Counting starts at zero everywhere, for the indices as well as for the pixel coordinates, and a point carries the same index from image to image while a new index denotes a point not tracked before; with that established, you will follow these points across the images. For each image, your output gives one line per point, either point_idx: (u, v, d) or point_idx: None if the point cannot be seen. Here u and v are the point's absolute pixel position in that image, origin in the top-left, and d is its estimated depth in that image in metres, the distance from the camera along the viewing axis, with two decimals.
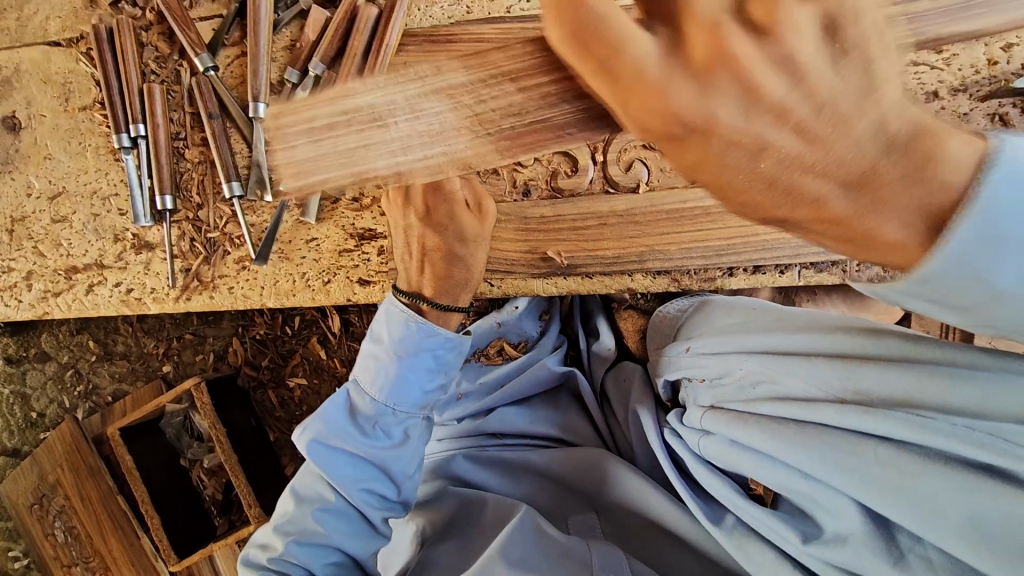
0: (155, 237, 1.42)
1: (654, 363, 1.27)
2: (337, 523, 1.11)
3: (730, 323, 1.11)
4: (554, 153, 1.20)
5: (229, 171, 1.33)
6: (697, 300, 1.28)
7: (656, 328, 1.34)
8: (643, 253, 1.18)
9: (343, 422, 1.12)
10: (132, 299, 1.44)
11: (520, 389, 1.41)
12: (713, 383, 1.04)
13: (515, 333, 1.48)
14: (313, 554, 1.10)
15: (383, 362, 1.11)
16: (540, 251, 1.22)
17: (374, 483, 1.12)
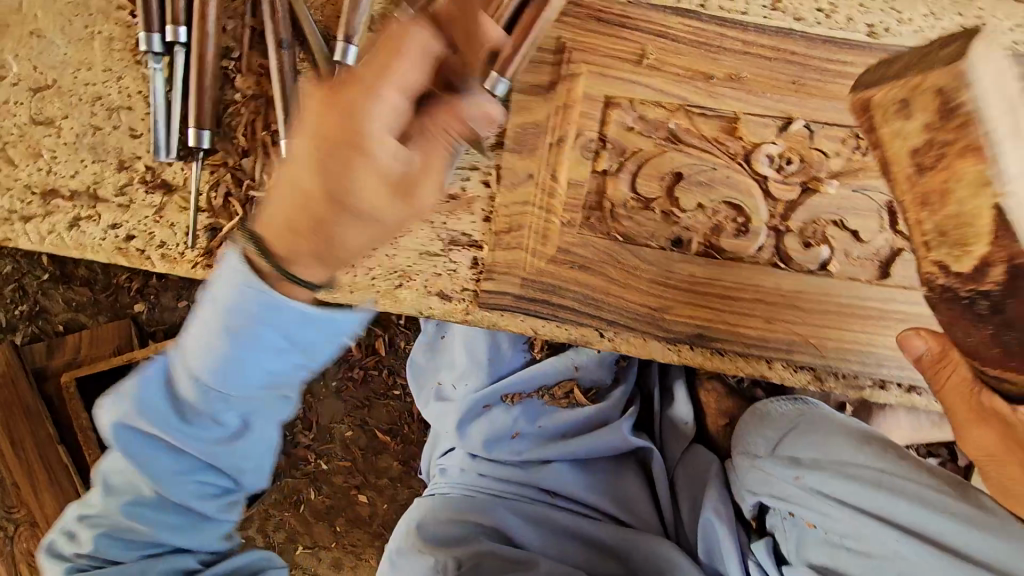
0: (177, 178, 1.10)
1: (742, 469, 1.13)
2: (160, 518, 0.90)
3: (864, 472, 1.02)
4: (723, 203, 0.96)
5: (289, 123, 1.02)
6: (803, 408, 1.14)
7: (747, 417, 1.18)
8: (793, 343, 0.98)
9: (161, 398, 0.82)
10: (131, 248, 1.11)
11: (584, 448, 1.26)
12: (834, 543, 1.00)
13: (590, 379, 1.31)
14: (137, 544, 0.93)
15: (212, 336, 0.75)
16: (674, 312, 1.00)
17: (201, 474, 0.89)
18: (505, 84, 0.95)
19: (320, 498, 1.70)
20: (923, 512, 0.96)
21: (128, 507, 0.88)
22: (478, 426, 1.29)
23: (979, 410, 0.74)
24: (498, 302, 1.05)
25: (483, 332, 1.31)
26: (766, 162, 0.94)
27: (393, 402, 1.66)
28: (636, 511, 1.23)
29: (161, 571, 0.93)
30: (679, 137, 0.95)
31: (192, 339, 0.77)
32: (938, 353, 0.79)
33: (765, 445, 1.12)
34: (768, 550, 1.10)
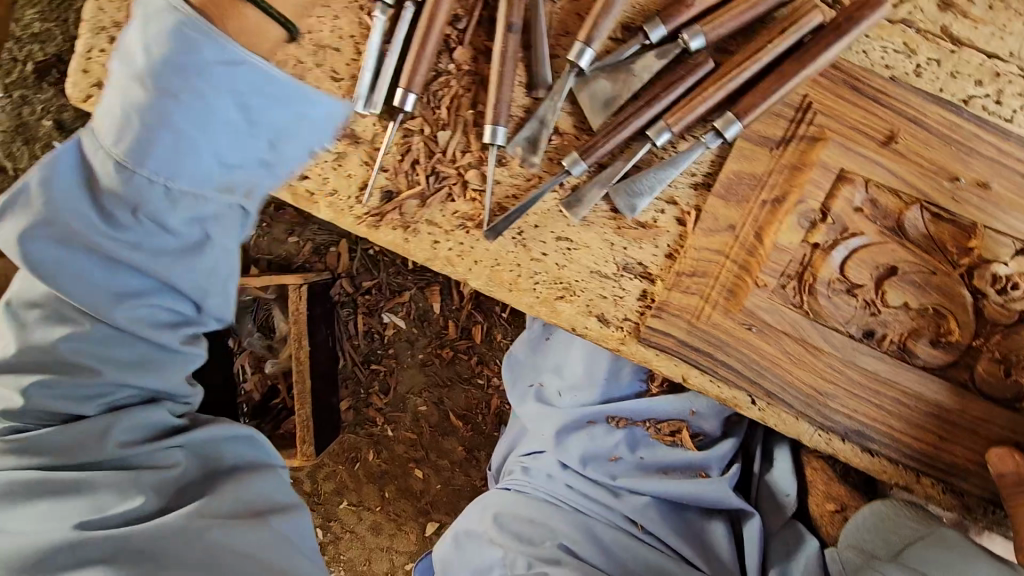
0: (367, 133, 1.08)
1: (850, 566, 1.01)
2: (110, 351, 0.84)
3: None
4: (931, 308, 0.91)
5: (501, 110, 0.99)
6: (935, 521, 0.98)
7: (866, 510, 1.04)
8: (953, 466, 0.95)
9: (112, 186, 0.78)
10: (302, 189, 1.10)
11: (682, 492, 1.15)
12: None
13: (701, 422, 1.17)
14: (82, 390, 0.85)
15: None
16: (838, 400, 0.97)
17: (150, 295, 0.83)
18: (737, 128, 0.91)
19: (377, 461, 1.71)
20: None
21: (45, 321, 0.82)
22: (578, 437, 1.21)
23: None
24: (659, 341, 1.01)
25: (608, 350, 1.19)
26: (989, 279, 0.90)
27: (473, 390, 1.65)
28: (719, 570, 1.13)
29: (123, 427, 0.87)
30: (905, 230, 0.91)
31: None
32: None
33: (884, 547, 0.99)
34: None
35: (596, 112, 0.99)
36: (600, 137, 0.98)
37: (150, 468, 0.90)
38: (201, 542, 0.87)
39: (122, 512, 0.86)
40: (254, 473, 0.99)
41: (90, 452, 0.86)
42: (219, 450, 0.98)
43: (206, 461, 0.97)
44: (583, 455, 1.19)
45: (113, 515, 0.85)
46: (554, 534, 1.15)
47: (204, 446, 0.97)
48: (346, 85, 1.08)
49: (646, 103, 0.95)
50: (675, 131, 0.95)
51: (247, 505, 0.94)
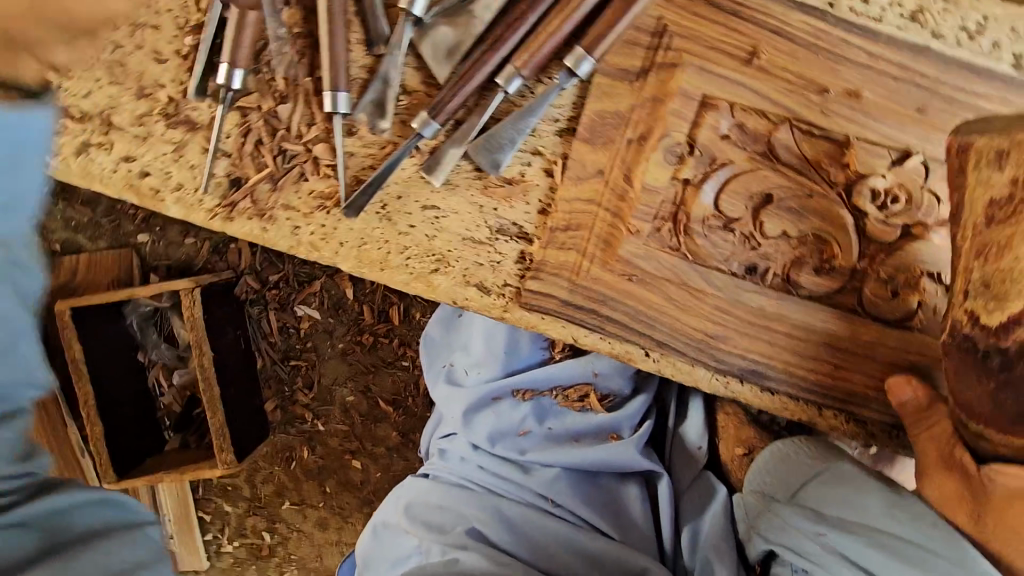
0: (203, 117, 0.97)
1: (754, 511, 1.01)
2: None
3: (892, 542, 0.83)
4: (812, 234, 0.86)
5: (338, 74, 0.90)
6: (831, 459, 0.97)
7: (767, 455, 1.04)
8: (854, 394, 0.91)
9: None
10: (143, 187, 1.00)
11: (591, 459, 1.17)
12: None
13: (607, 385, 1.21)
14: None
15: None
16: (730, 343, 0.92)
17: None
18: (590, 64, 0.83)
19: (313, 458, 1.65)
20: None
21: None
22: (485, 416, 1.20)
23: (954, 471, 0.79)
24: (542, 304, 0.95)
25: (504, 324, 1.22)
26: (868, 196, 0.84)
27: (399, 373, 1.59)
28: (630, 533, 1.16)
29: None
30: (777, 155, 0.85)
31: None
32: (925, 402, 0.84)
33: (785, 489, 0.99)
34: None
35: (442, 64, 0.90)
36: (448, 93, 0.89)
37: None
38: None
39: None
40: (108, 536, 0.87)
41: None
42: (68, 518, 0.86)
43: (53, 530, 0.84)
44: (491, 434, 1.19)
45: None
46: (465, 519, 1.15)
47: (56, 517, 0.85)
48: (170, 64, 0.96)
49: (491, 48, 0.87)
50: (526, 75, 0.87)
51: (119, 556, 0.85)
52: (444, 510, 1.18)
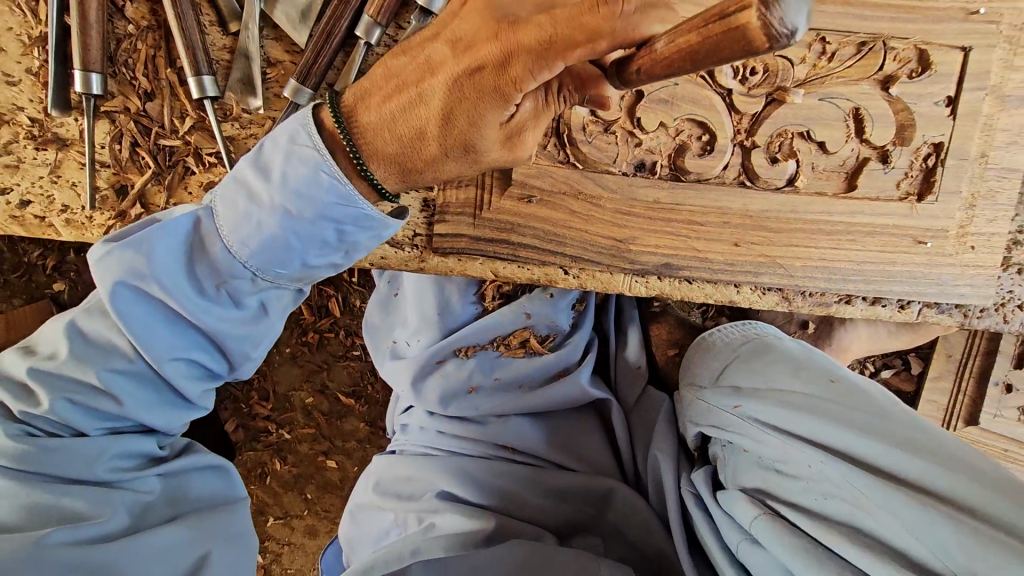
0: (70, 131, 0.95)
1: (687, 402, 1.02)
2: (137, 388, 0.84)
3: (798, 398, 0.83)
4: (686, 120, 0.90)
5: (196, 59, 0.89)
6: (753, 336, 0.98)
7: (696, 348, 1.07)
8: (760, 264, 0.96)
9: (178, 259, 0.79)
10: (28, 216, 0.97)
11: (540, 400, 1.21)
12: (766, 464, 0.83)
13: (544, 325, 1.23)
14: (91, 410, 0.84)
15: (262, 210, 0.76)
16: (637, 242, 0.96)
17: (75, 391, 0.81)
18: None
19: (287, 468, 1.63)
20: (862, 438, 0.74)
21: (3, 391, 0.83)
22: (432, 382, 1.21)
23: None
24: (454, 246, 0.97)
25: (431, 287, 1.21)
26: (730, 73, 0.88)
27: (353, 363, 1.58)
28: (591, 460, 1.19)
29: (123, 450, 0.86)
30: None
31: (227, 209, 0.78)
32: None
33: (710, 374, 0.99)
34: (706, 476, 0.97)
35: (300, 29, 0.90)
36: (310, 56, 0.89)
37: (133, 492, 0.88)
38: (152, 547, 0.85)
39: (105, 522, 0.83)
40: (220, 509, 0.96)
41: (75, 467, 0.83)
42: (185, 479, 0.95)
43: (172, 494, 0.93)
44: (441, 397, 1.21)
45: (88, 518, 0.82)
46: (433, 485, 1.16)
47: (180, 479, 0.95)
48: (23, 84, 0.93)
49: (342, 3, 0.87)
50: (382, 23, 0.87)
51: (209, 524, 0.93)
52: (404, 477, 1.20)
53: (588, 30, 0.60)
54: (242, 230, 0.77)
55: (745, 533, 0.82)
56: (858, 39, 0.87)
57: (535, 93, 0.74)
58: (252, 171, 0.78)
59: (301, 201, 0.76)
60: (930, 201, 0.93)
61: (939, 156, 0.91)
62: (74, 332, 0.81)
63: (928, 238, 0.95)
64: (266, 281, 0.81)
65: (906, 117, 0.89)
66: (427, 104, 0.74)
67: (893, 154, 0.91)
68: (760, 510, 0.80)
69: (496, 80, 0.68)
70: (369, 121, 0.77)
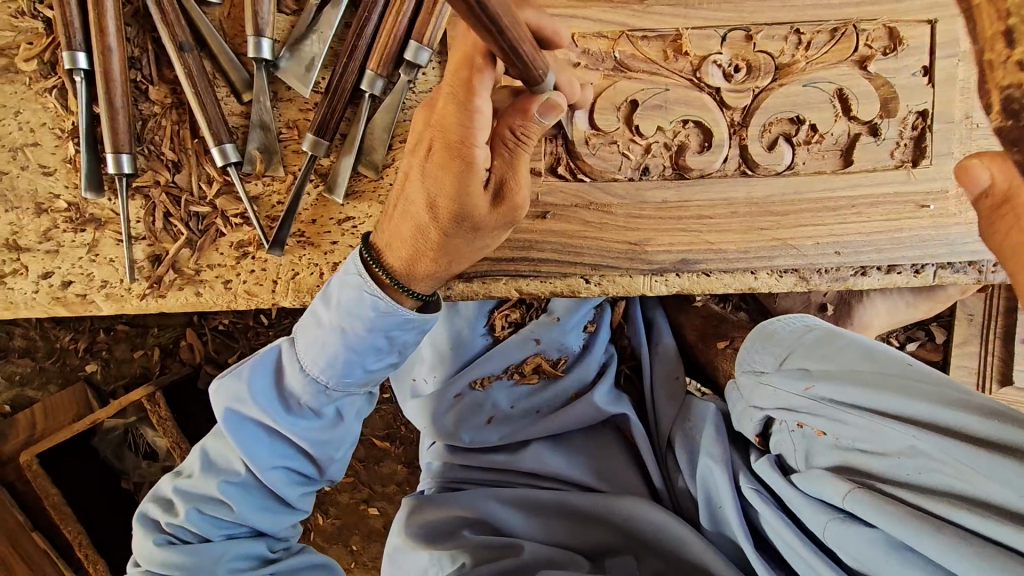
0: (104, 211, 1.01)
1: (746, 387, 0.97)
2: (246, 495, 0.89)
3: (870, 377, 0.81)
4: (681, 121, 0.95)
5: (216, 128, 0.94)
6: (815, 325, 0.94)
7: (751, 337, 1.01)
8: (773, 248, 0.99)
9: (270, 383, 0.86)
10: (70, 295, 1.02)
11: (560, 421, 1.18)
12: (847, 445, 0.80)
13: (554, 349, 1.23)
14: (217, 520, 0.90)
15: (324, 330, 0.82)
16: (649, 243, 0.99)
17: (203, 504, 0.88)
18: (428, 52, 0.91)
19: (329, 521, 1.63)
20: (960, 415, 0.72)
21: (155, 503, 0.92)
22: (451, 415, 1.20)
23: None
24: (477, 269, 1.01)
25: (442, 322, 1.24)
26: (715, 73, 0.93)
27: (385, 406, 1.59)
28: (616, 478, 1.14)
29: (239, 551, 0.90)
30: (626, 64, 0.93)
31: (305, 334, 0.84)
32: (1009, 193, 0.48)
33: (772, 360, 0.95)
34: (771, 463, 0.92)
35: (307, 86, 0.95)
36: (321, 108, 0.95)
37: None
38: None
39: None
40: None
41: (202, 566, 0.88)
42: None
43: None
44: (461, 431, 1.20)
45: None
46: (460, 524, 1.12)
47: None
48: (58, 173, 0.99)
49: (348, 57, 0.93)
50: (383, 74, 0.92)
51: None
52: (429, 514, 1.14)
53: (467, 65, 0.66)
54: (314, 351, 0.83)
55: (832, 512, 0.78)
56: (829, 26, 0.93)
57: (495, 150, 0.74)
58: (318, 302, 0.84)
59: (355, 320, 0.80)
60: (925, 165, 0.97)
61: (926, 123, 0.95)
62: (202, 454, 0.90)
63: (930, 201, 0.98)
64: (338, 392, 0.85)
65: (889, 91, 0.94)
66: (416, 204, 0.76)
67: (882, 126, 0.95)
68: (851, 486, 0.76)
69: (449, 149, 0.71)
70: (383, 239, 0.81)
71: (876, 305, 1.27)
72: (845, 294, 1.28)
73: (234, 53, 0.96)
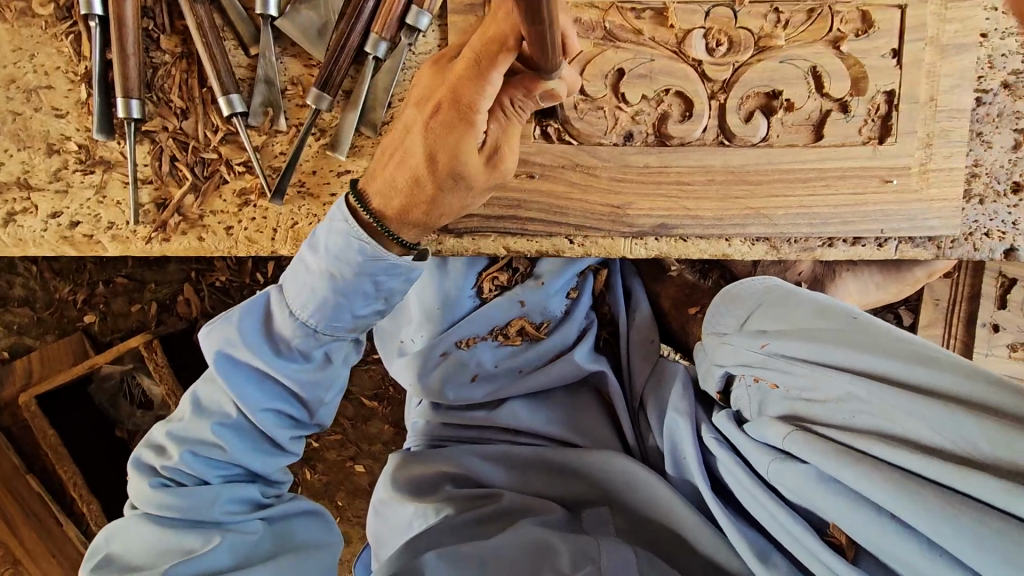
0: (113, 155, 1.05)
1: (712, 348, 1.06)
2: (238, 437, 0.92)
3: (817, 331, 0.86)
4: (665, 91, 1.01)
5: (223, 78, 0.99)
6: (774, 284, 1.00)
7: (717, 301, 1.09)
8: (746, 215, 1.06)
9: (258, 327, 0.90)
10: (78, 234, 1.06)
11: (541, 378, 1.24)
12: (796, 396, 0.86)
13: (537, 313, 1.29)
14: (210, 460, 0.93)
15: (313, 276, 0.85)
16: (630, 206, 1.05)
17: (200, 446, 0.92)
18: (428, 17, 0.97)
19: (316, 476, 1.68)
20: (888, 360, 0.76)
21: (151, 449, 0.95)
22: (435, 373, 1.25)
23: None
24: (467, 225, 1.07)
25: (432, 282, 1.28)
26: (698, 46, 0.99)
27: (374, 367, 1.64)
28: (592, 434, 1.21)
29: (232, 494, 0.93)
30: (615, 34, 0.99)
31: (291, 280, 0.87)
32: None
33: (734, 321, 1.03)
34: (729, 418, 0.99)
35: (316, 45, 1.01)
36: (325, 64, 1.00)
37: (239, 534, 0.92)
38: None
39: (206, 559, 0.89)
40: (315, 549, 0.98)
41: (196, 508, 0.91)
42: (285, 521, 0.99)
43: (278, 533, 0.97)
44: (447, 389, 1.25)
45: (197, 551, 0.89)
46: (443, 475, 1.18)
47: (280, 520, 0.98)
48: (71, 116, 1.04)
49: (352, 17, 0.98)
50: (387, 37, 0.97)
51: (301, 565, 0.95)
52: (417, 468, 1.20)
53: (497, 36, 0.70)
54: (303, 296, 0.86)
55: (774, 454, 0.86)
56: (806, 7, 0.99)
57: (495, 116, 0.79)
58: (306, 249, 0.86)
59: (341, 265, 0.83)
60: (891, 142, 1.03)
61: (892, 102, 1.02)
62: (192, 399, 0.93)
63: (894, 176, 1.05)
64: (327, 336, 0.88)
65: (859, 71, 1.01)
66: (413, 156, 0.80)
67: (851, 104, 1.01)
68: (789, 429, 0.83)
69: (457, 110, 0.75)
70: (373, 188, 0.83)
71: (846, 283, 1.34)
72: (818, 273, 1.34)
73: (242, 6, 1.00)
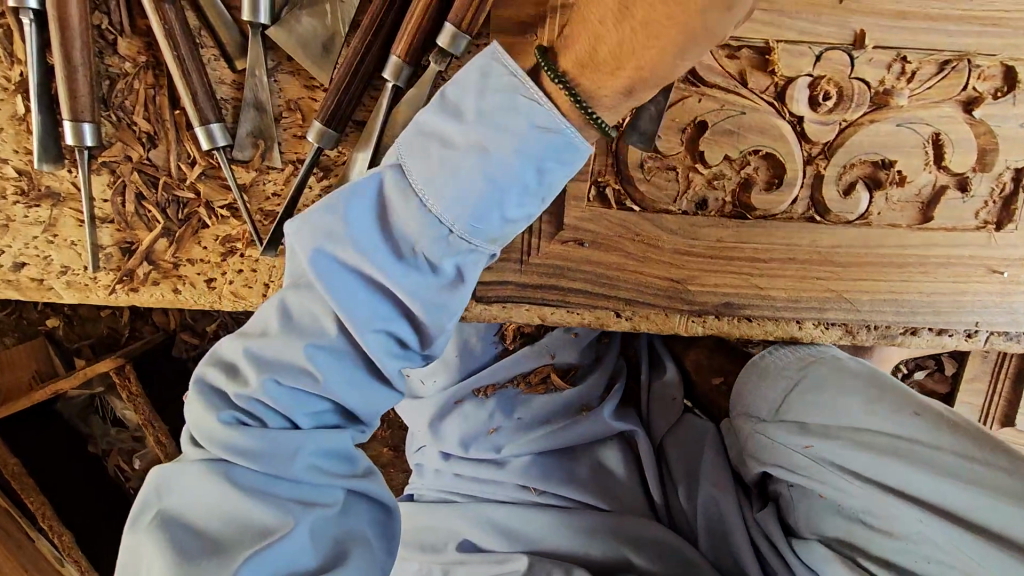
0: (63, 184, 0.84)
1: (742, 432, 0.94)
2: (312, 402, 0.75)
3: (876, 442, 0.78)
4: (753, 152, 0.82)
5: (200, 102, 0.77)
6: (813, 357, 0.90)
7: (747, 371, 0.97)
8: (827, 299, 0.90)
9: (365, 225, 0.69)
10: (25, 278, 0.88)
11: (566, 437, 1.09)
12: (854, 515, 0.80)
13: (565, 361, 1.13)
14: (294, 392, 0.74)
15: (456, 152, 0.65)
16: (693, 282, 0.89)
17: (279, 403, 0.73)
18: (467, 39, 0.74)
19: None
20: (953, 486, 0.71)
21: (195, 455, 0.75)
22: (451, 423, 1.12)
23: None
24: (498, 293, 0.89)
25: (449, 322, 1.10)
26: (801, 97, 0.79)
27: None
28: (618, 494, 1.06)
29: (318, 447, 0.75)
30: (702, 77, 0.78)
31: (411, 159, 0.67)
32: None
33: (768, 405, 0.91)
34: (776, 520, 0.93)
35: (322, 66, 0.79)
36: (331, 92, 0.78)
37: (321, 506, 0.74)
38: None
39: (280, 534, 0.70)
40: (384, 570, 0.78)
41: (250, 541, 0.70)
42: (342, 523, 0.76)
43: (346, 517, 0.77)
44: (460, 442, 1.11)
45: (272, 533, 0.70)
46: (456, 534, 1.09)
47: (350, 502, 0.79)
48: (5, 133, 0.82)
49: (367, 33, 0.76)
50: (410, 62, 0.76)
51: None
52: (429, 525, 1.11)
53: None
54: (438, 181, 0.65)
55: None
56: (944, 58, 0.78)
57: None
58: (440, 117, 0.66)
59: (496, 133, 0.62)
60: (1009, 229, 0.87)
61: (1021, 181, 0.84)
62: (278, 307, 0.73)
63: (1004, 267, 0.89)
64: (466, 240, 0.68)
65: (990, 141, 0.82)
66: None
67: (973, 181, 0.84)
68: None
69: None
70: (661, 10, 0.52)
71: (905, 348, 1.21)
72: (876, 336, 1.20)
73: (225, 7, 0.77)
